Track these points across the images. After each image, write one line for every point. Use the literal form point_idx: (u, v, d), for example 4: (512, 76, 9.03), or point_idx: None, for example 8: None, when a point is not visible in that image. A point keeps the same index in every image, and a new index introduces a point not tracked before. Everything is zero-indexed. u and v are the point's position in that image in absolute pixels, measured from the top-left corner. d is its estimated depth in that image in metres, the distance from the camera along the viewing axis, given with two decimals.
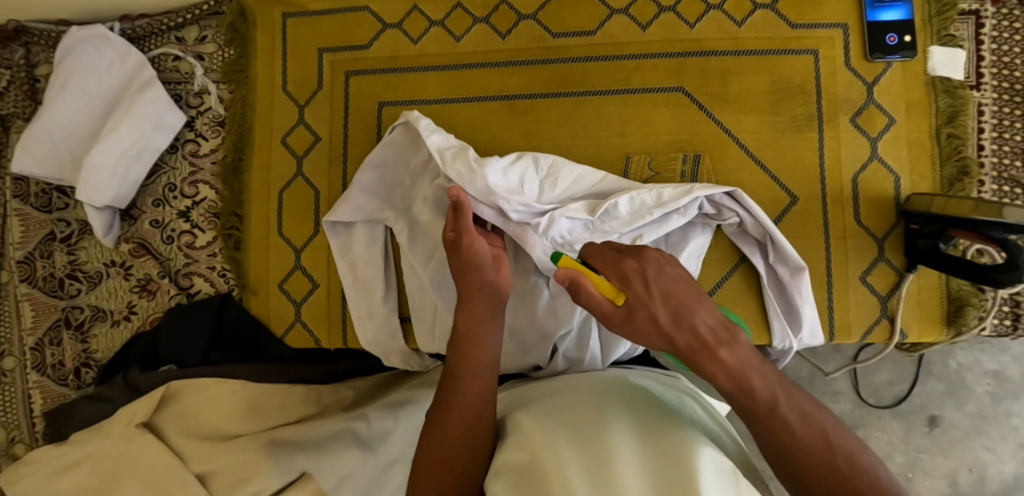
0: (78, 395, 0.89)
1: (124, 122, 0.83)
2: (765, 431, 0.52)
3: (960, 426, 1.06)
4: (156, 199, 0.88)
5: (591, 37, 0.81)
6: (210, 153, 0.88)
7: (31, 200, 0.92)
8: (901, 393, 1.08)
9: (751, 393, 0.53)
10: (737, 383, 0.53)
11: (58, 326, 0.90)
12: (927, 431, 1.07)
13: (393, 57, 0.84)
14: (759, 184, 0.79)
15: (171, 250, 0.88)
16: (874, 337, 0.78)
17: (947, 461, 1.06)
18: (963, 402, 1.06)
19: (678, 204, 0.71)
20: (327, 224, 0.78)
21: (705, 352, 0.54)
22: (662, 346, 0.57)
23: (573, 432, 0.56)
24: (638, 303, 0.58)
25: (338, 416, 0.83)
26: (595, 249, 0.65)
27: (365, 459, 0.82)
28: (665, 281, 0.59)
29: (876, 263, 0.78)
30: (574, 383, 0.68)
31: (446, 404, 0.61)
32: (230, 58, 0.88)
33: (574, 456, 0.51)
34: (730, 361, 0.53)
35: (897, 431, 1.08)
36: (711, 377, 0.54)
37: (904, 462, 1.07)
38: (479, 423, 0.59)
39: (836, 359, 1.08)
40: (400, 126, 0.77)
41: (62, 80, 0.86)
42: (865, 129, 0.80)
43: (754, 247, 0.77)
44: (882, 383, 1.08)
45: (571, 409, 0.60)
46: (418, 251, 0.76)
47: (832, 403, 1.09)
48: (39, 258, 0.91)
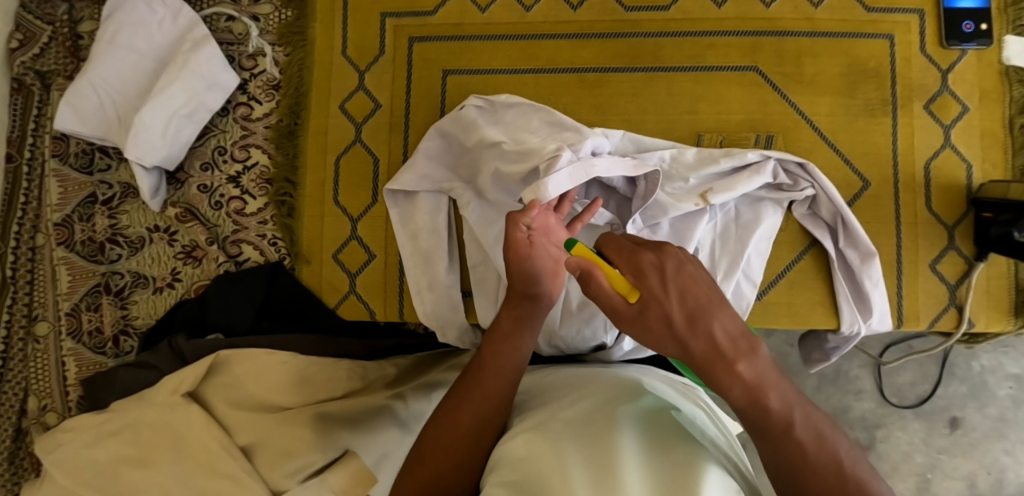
0: (116, 364, 0.86)
1: (177, 79, 0.80)
2: (774, 454, 0.44)
3: (981, 428, 1.06)
4: (205, 162, 0.85)
5: (664, 12, 0.81)
6: (263, 118, 0.85)
7: (70, 160, 0.89)
8: (924, 393, 1.07)
9: (766, 412, 0.43)
10: (749, 399, 0.43)
11: (97, 292, 0.87)
12: (948, 433, 1.06)
13: (461, 24, 0.82)
14: (832, 167, 0.78)
15: (219, 217, 0.85)
16: (941, 326, 0.77)
17: (967, 463, 1.06)
18: (984, 404, 1.06)
19: (746, 156, 0.73)
20: (388, 192, 0.78)
21: (722, 365, 0.42)
22: (672, 349, 0.45)
23: (580, 430, 0.52)
24: (652, 301, 0.45)
25: (381, 393, 0.81)
26: (613, 240, 0.53)
27: (403, 439, 0.79)
28: (687, 277, 0.45)
29: (947, 251, 0.77)
30: (587, 382, 0.65)
31: (463, 393, 0.59)
32: (288, 19, 0.86)
33: (580, 458, 0.48)
34: (746, 375, 0.43)
35: (918, 431, 1.07)
36: (725, 391, 0.44)
37: (924, 463, 1.06)
38: (492, 422, 0.57)
39: (861, 357, 1.08)
40: (474, 104, 0.76)
41: (110, 34, 0.83)
42: (939, 115, 0.79)
43: (825, 231, 0.75)
44: (905, 383, 1.08)
45: (584, 415, 0.55)
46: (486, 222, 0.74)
47: (855, 401, 1.08)
48: (78, 221, 0.88)
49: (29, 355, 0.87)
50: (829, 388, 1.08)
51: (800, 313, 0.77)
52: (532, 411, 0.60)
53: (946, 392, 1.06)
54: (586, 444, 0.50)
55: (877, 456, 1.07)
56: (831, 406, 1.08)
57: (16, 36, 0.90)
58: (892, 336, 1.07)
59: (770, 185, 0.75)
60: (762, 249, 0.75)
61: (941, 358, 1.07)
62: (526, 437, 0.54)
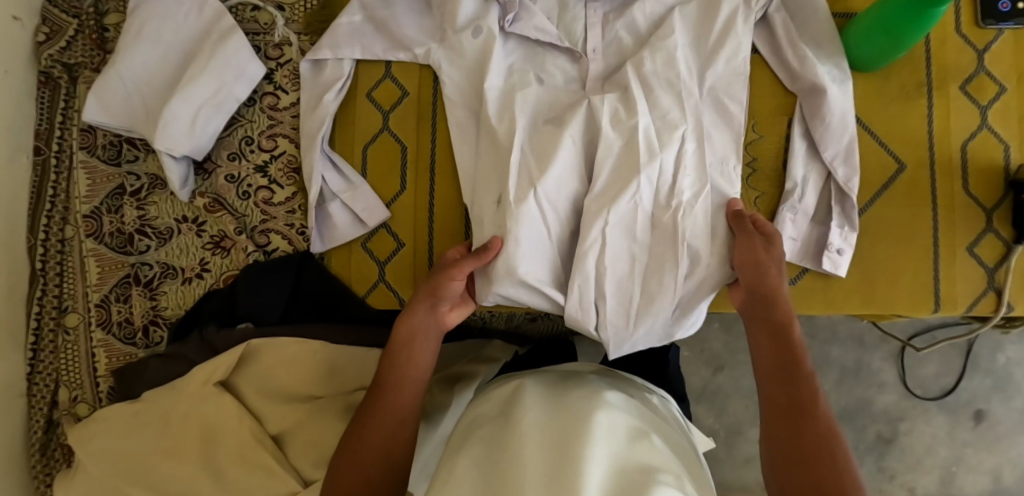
0: (145, 355, 0.86)
1: (206, 72, 0.80)
2: (778, 389, 0.59)
3: (1006, 421, 1.16)
4: (232, 153, 0.85)
5: None
6: (290, 107, 0.85)
7: (99, 152, 0.89)
8: (948, 385, 1.17)
9: (799, 372, 0.60)
10: (754, 290, 0.65)
11: (126, 283, 0.87)
12: (973, 426, 1.16)
13: None
14: (867, 152, 0.77)
15: (247, 206, 0.84)
16: (979, 310, 0.76)
17: (991, 456, 1.15)
18: (1009, 397, 1.16)
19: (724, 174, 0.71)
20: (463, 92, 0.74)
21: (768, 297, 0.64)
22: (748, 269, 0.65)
23: (548, 435, 0.50)
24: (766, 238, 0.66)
25: None
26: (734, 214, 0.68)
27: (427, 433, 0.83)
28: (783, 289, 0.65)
29: (984, 234, 0.76)
30: (564, 389, 0.63)
31: (367, 415, 0.62)
32: (314, 8, 0.86)
33: (538, 462, 0.46)
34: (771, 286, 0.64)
35: (943, 424, 1.17)
36: (764, 324, 0.64)
37: (948, 456, 1.16)
38: (401, 439, 0.60)
39: (884, 350, 1.19)
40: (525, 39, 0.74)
41: (137, 28, 0.84)
42: (975, 97, 0.77)
43: (842, 216, 0.75)
44: (929, 376, 1.18)
45: (555, 409, 0.56)
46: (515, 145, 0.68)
47: (878, 394, 1.18)
48: (106, 212, 0.88)
49: (59, 347, 0.88)
50: (851, 381, 1.18)
51: (834, 301, 0.77)
52: (497, 417, 0.58)
53: (971, 385, 1.16)
54: (554, 459, 0.46)
55: (901, 450, 1.17)
56: (854, 398, 1.18)
57: (43, 29, 0.90)
58: (916, 327, 1.18)
59: (780, 193, 0.76)
60: (793, 232, 0.75)
61: (964, 350, 1.18)
62: (478, 447, 0.53)
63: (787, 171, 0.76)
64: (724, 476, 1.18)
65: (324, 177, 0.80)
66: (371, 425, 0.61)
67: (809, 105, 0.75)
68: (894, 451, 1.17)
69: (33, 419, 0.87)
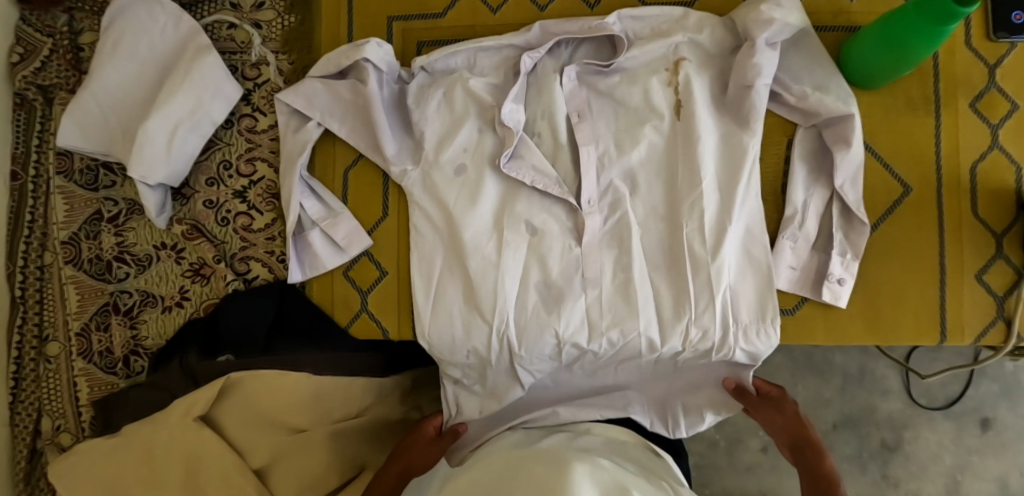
0: (127, 384, 0.84)
1: (180, 90, 0.77)
2: None
3: (1014, 428, 1.11)
4: (211, 177, 0.83)
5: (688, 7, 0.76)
6: (268, 129, 0.82)
7: (75, 177, 0.86)
8: (953, 393, 1.14)
9: None
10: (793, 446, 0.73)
11: (106, 311, 0.85)
12: (979, 433, 1.12)
13: (471, 26, 0.79)
14: (871, 173, 0.73)
15: (226, 233, 0.82)
16: (988, 341, 0.72)
17: (998, 463, 1.11)
18: (1016, 403, 1.12)
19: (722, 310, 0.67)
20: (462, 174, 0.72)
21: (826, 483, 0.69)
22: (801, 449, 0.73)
23: None
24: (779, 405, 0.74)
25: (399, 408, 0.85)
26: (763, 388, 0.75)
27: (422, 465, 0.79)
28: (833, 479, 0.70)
29: (993, 261, 0.72)
30: (550, 455, 0.62)
31: None
32: (292, 25, 0.82)
33: None
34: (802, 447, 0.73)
35: (949, 431, 1.13)
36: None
37: (953, 464, 1.12)
38: None
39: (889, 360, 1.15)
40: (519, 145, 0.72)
41: (111, 45, 0.80)
42: (986, 114, 0.73)
43: (844, 245, 0.71)
44: (935, 384, 1.14)
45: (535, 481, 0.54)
46: (517, 283, 0.70)
47: (882, 401, 1.14)
48: (84, 239, 0.86)
49: (41, 376, 0.87)
50: (853, 390, 1.14)
51: (837, 327, 0.73)
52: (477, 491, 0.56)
53: (977, 393, 1.13)
54: None
55: (904, 457, 1.13)
56: (857, 407, 1.14)
57: (17, 49, 0.87)
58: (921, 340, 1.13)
59: (779, 219, 0.73)
60: (794, 261, 0.72)
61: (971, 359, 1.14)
62: None
63: (787, 195, 0.72)
64: (724, 485, 1.15)
65: (302, 204, 0.78)
66: None
67: (834, 132, 0.71)
68: (898, 457, 1.14)
69: (17, 448, 0.86)
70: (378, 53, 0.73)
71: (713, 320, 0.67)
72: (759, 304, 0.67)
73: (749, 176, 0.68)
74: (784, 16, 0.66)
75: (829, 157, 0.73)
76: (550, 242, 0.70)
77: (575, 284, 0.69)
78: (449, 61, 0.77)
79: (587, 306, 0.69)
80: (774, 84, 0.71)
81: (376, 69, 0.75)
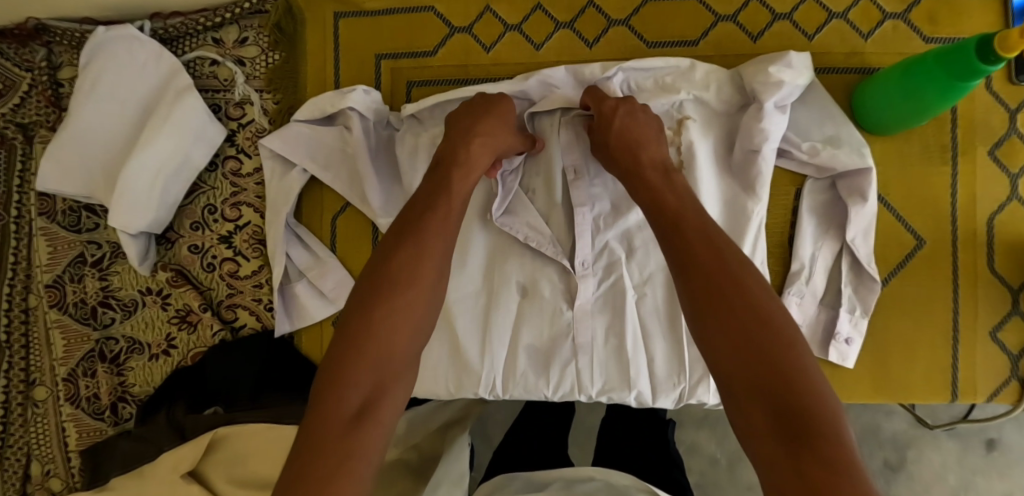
0: (115, 432, 0.82)
1: (161, 138, 0.74)
2: (693, 282, 0.49)
3: None
4: (195, 222, 0.80)
5: (693, 47, 0.72)
6: (253, 173, 0.79)
7: (58, 218, 0.84)
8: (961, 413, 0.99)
9: (717, 279, 0.48)
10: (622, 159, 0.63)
11: (92, 358, 0.83)
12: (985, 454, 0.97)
13: (462, 66, 0.75)
14: (882, 224, 0.70)
15: (212, 280, 0.80)
16: (1000, 399, 0.70)
17: None
18: None
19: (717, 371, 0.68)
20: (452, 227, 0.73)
21: (673, 224, 0.53)
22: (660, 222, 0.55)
23: None
24: (635, 159, 0.61)
25: (395, 449, 0.83)
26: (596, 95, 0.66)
27: None
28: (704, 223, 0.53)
29: (1009, 317, 0.69)
30: None
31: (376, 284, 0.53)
32: (276, 63, 0.78)
33: None
34: (685, 213, 0.54)
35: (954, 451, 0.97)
36: (683, 240, 0.52)
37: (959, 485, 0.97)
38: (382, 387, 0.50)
39: None
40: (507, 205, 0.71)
41: (92, 88, 0.77)
42: (1005, 163, 0.69)
43: (851, 302, 0.68)
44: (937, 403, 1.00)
45: None
46: (507, 348, 0.72)
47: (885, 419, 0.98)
48: (69, 282, 0.84)
49: (28, 420, 0.85)
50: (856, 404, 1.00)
51: (845, 384, 0.70)
52: None
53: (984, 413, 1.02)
54: None
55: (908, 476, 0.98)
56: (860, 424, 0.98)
57: None
58: None
59: (785, 274, 0.70)
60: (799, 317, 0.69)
61: None
62: None
63: (793, 249, 0.69)
64: None
65: (288, 253, 0.75)
66: (367, 351, 0.50)
67: (847, 182, 0.67)
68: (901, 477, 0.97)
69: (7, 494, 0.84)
70: (364, 100, 0.71)
71: (706, 391, 0.69)
72: None
73: (752, 238, 0.67)
74: (793, 77, 0.64)
75: (839, 207, 0.69)
76: (540, 301, 0.71)
77: (565, 348, 0.71)
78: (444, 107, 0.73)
79: (577, 372, 0.70)
80: (782, 142, 0.67)
81: (361, 116, 0.72)
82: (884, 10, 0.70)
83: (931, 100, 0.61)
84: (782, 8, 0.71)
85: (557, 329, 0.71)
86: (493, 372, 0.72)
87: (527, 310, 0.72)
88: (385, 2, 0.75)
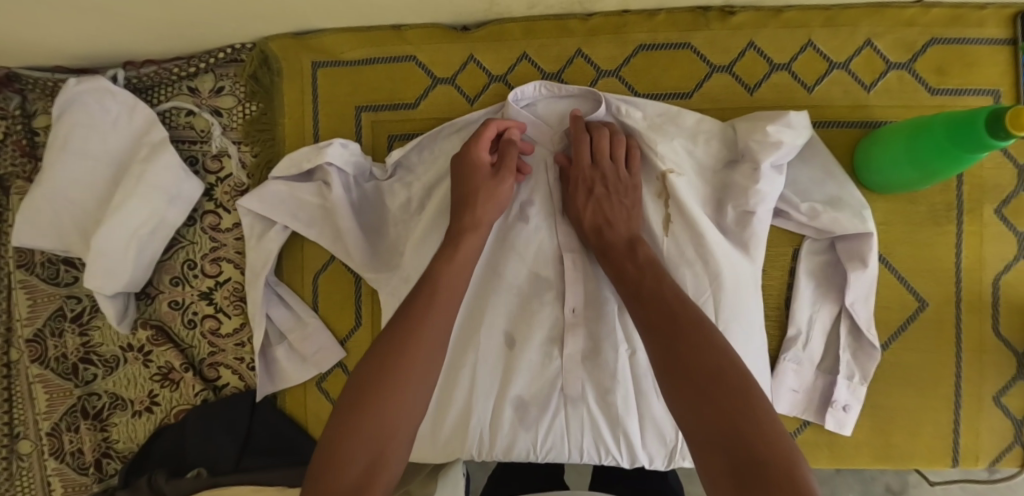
0: (100, 488, 0.81)
1: (135, 197, 0.71)
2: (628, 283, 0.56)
3: None
4: (175, 277, 0.78)
5: (686, 99, 0.69)
6: (232, 228, 0.77)
7: (37, 270, 0.82)
8: None
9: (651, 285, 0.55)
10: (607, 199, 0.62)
11: (74, 414, 0.81)
12: None
13: (446, 118, 0.72)
14: (884, 285, 0.67)
15: (193, 337, 0.78)
16: (1005, 465, 0.67)
17: None
18: None
19: None
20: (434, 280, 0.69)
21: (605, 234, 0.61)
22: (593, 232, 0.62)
23: None
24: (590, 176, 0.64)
25: None
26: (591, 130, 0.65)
27: None
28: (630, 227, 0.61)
29: (1014, 382, 0.66)
30: None
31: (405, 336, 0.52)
32: (253, 114, 0.76)
33: None
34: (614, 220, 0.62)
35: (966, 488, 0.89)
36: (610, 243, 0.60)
37: None
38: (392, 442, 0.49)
39: None
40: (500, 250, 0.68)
41: (63, 144, 0.74)
42: (1014, 222, 0.66)
43: (850, 369, 0.66)
44: None
45: None
46: (493, 408, 0.68)
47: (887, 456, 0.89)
48: (50, 336, 0.82)
49: (14, 474, 0.82)
50: None
51: (844, 450, 0.68)
52: None
53: None
54: None
55: None
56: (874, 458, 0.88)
57: None
58: None
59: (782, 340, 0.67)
60: (796, 383, 0.67)
61: None
62: None
63: (790, 313, 0.67)
64: None
65: (269, 313, 0.73)
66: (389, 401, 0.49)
67: (848, 247, 0.64)
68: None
69: None
70: (342, 153, 0.67)
71: None
72: None
73: (755, 295, 0.63)
74: (792, 137, 0.60)
75: (839, 270, 0.66)
76: (527, 355, 0.67)
77: (553, 404, 0.67)
78: (425, 152, 0.69)
79: (567, 425, 0.67)
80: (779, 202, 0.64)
81: (339, 170, 0.68)
82: (888, 59, 0.67)
83: (939, 168, 0.58)
84: (781, 58, 0.67)
85: (546, 382, 0.67)
86: (482, 437, 0.68)
87: (516, 370, 0.67)
88: (364, 51, 0.72)
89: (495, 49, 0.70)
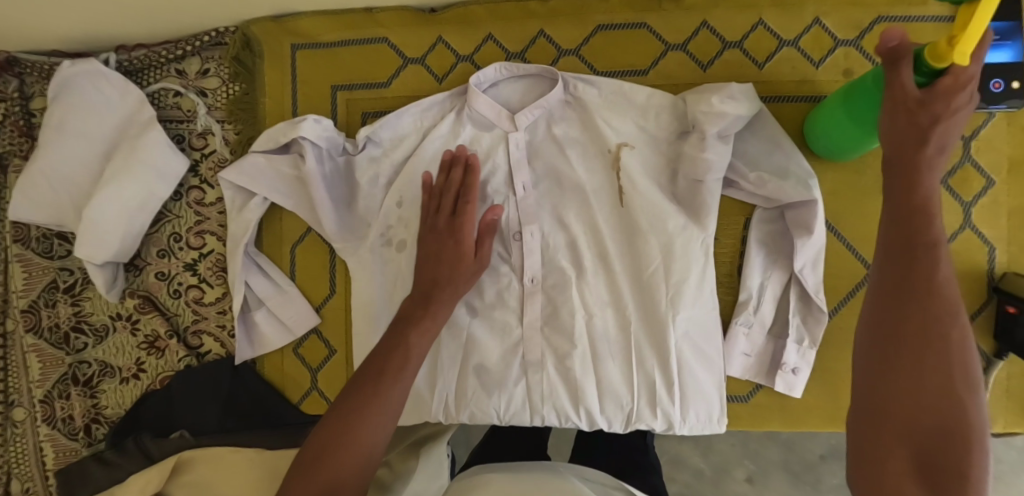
0: (89, 452, 0.84)
1: (123, 173, 0.76)
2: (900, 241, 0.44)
3: None
4: (162, 250, 0.82)
5: (642, 77, 0.72)
6: (216, 203, 0.81)
7: (32, 244, 0.86)
8: None
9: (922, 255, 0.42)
10: (931, 92, 0.44)
11: (66, 381, 0.85)
12: None
13: (415, 96, 0.76)
14: (832, 253, 0.70)
15: (178, 306, 0.82)
16: None
17: None
18: None
19: (667, 399, 0.67)
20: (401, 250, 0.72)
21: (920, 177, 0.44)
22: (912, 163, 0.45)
23: None
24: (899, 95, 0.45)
25: None
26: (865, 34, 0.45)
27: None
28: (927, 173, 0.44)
29: None
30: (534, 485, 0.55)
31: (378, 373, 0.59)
32: (236, 94, 0.80)
33: None
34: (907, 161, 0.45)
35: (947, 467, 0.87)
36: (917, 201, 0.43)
37: None
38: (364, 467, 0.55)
39: None
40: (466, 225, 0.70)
41: (57, 122, 0.78)
42: (958, 192, 0.68)
43: (799, 332, 0.68)
44: None
45: None
46: (458, 372, 0.71)
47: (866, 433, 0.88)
48: (43, 307, 0.86)
49: (8, 440, 0.86)
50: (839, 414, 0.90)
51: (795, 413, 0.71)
52: None
53: None
54: None
55: None
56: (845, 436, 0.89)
57: None
58: None
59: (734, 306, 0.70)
60: (748, 347, 0.70)
61: None
62: None
63: (742, 279, 0.69)
64: None
65: (248, 281, 0.76)
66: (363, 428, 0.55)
67: (795, 214, 0.66)
68: None
69: None
70: (315, 129, 0.71)
71: (653, 415, 0.68)
72: (710, 401, 0.68)
73: (704, 262, 0.66)
74: (737, 109, 0.64)
75: (787, 238, 0.69)
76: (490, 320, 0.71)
77: (514, 369, 0.70)
78: (395, 128, 0.73)
79: (527, 389, 0.70)
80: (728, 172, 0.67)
81: (314, 144, 0.72)
82: (835, 37, 0.70)
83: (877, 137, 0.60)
84: (733, 37, 0.70)
85: (508, 349, 0.71)
86: (446, 399, 0.72)
87: (480, 334, 0.71)
88: (340, 33, 0.76)
89: (462, 31, 0.74)
